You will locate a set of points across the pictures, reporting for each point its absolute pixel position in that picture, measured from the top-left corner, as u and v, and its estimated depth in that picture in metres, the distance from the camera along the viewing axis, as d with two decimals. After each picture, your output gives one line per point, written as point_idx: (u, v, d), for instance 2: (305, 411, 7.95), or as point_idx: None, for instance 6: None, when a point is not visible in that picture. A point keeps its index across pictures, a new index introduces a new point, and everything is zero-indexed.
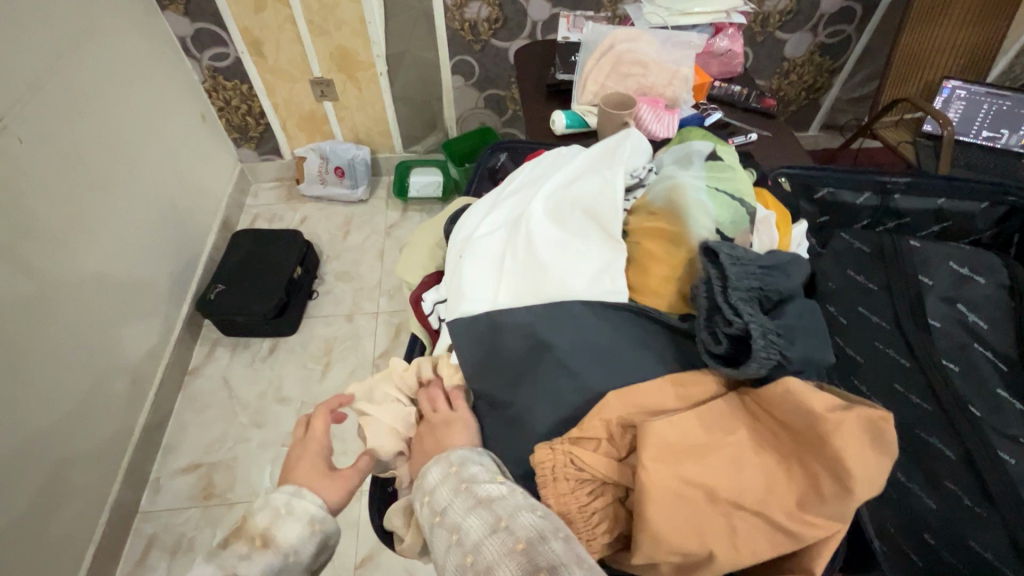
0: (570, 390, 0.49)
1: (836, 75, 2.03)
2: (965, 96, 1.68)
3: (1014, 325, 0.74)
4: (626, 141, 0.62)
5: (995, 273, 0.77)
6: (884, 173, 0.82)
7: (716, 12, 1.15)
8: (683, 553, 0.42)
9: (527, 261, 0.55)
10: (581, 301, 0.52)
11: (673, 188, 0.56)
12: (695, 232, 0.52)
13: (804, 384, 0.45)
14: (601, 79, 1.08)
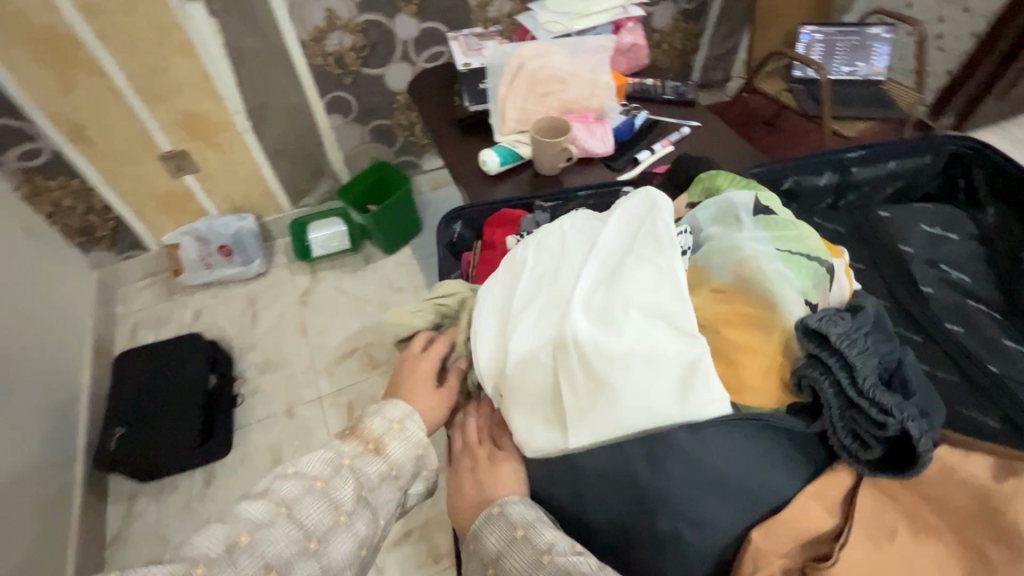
0: (705, 541, 0.43)
1: (702, 37, 2.11)
2: (822, 38, 1.80)
3: (991, 272, 0.77)
4: (658, 218, 0.54)
5: (963, 226, 0.80)
6: (840, 150, 0.81)
7: (612, 9, 1.08)
8: None
9: (591, 387, 0.46)
10: (679, 424, 0.44)
11: (739, 261, 0.50)
12: (788, 303, 0.48)
13: (947, 451, 0.44)
14: (521, 103, 0.99)
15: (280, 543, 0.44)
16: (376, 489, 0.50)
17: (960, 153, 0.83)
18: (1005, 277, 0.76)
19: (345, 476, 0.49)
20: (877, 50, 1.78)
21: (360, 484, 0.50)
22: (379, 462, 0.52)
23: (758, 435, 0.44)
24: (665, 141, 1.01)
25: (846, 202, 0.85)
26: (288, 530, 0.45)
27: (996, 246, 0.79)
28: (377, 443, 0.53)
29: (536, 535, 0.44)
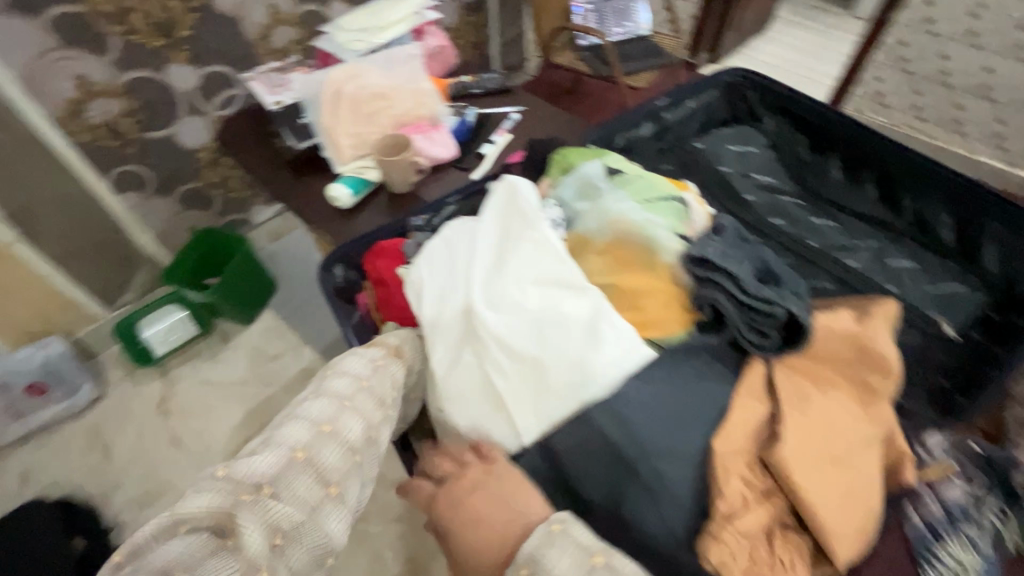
0: (680, 473, 0.47)
1: (488, 26, 2.26)
2: (592, 9, 2.07)
3: (786, 170, 0.94)
4: (525, 199, 0.62)
5: (756, 138, 0.95)
6: (651, 101, 0.92)
7: (410, 14, 1.07)
8: (853, 515, 0.49)
9: (526, 365, 0.54)
10: (607, 363, 0.52)
11: (614, 221, 0.60)
12: (664, 246, 0.58)
13: (824, 316, 0.54)
14: (350, 128, 0.94)
15: (273, 461, 0.47)
16: (344, 403, 0.55)
17: (734, 82, 0.99)
18: (795, 172, 0.94)
19: (309, 403, 0.54)
20: (637, 10, 2.07)
21: (328, 404, 0.55)
22: (339, 386, 0.57)
23: (681, 358, 0.52)
24: (501, 131, 1.04)
25: (668, 144, 0.97)
26: (274, 451, 0.48)
27: (782, 148, 0.96)
28: (332, 379, 0.58)
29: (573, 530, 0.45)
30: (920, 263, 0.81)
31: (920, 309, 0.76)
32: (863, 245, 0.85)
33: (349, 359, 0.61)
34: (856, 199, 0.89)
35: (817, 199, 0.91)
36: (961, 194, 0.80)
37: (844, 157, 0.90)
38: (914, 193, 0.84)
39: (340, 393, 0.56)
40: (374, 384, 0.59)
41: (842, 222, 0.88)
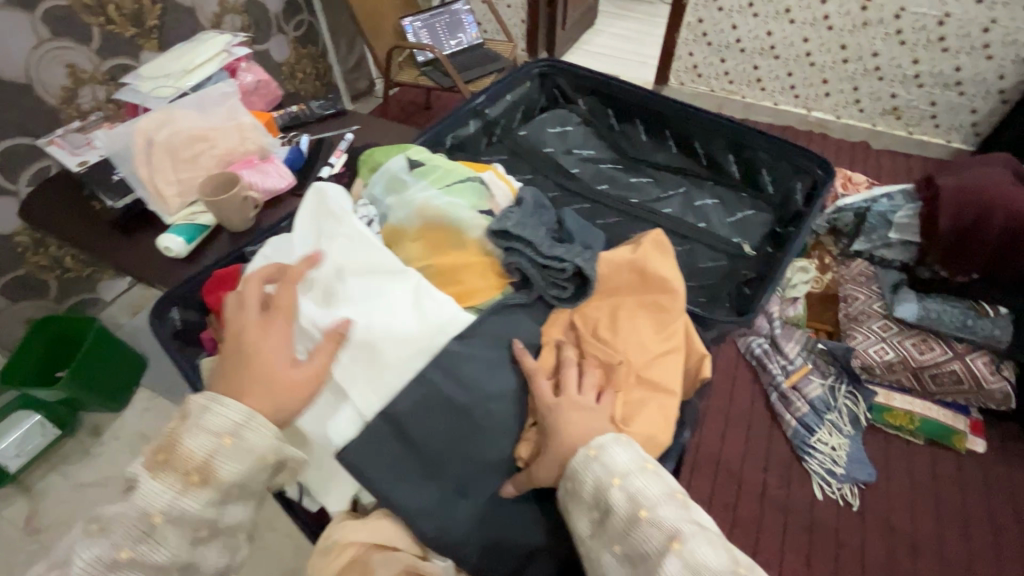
0: (503, 407, 0.64)
1: (327, 56, 2.30)
2: (422, 25, 2.12)
3: (603, 139, 1.05)
4: (343, 209, 0.74)
5: (571, 119, 1.05)
6: (469, 100, 0.98)
7: (216, 55, 1.07)
8: (652, 403, 0.65)
9: (363, 348, 0.65)
10: (430, 329, 0.66)
11: (423, 209, 0.75)
12: (465, 226, 0.74)
13: (614, 254, 0.70)
14: (173, 176, 0.91)
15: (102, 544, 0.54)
16: (189, 481, 0.57)
17: (544, 71, 1.08)
18: (610, 140, 1.04)
19: (157, 476, 0.57)
20: (465, 22, 2.18)
21: (172, 482, 0.56)
22: (178, 466, 0.57)
23: (502, 316, 0.68)
24: (337, 153, 1.06)
25: (497, 136, 1.04)
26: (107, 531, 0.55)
27: (595, 125, 1.07)
28: (172, 453, 0.57)
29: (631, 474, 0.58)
30: (719, 201, 0.95)
31: (722, 240, 0.89)
32: (674, 194, 0.97)
33: (196, 419, 0.58)
34: (663, 157, 1.02)
35: (633, 160, 1.03)
36: (737, 137, 0.93)
37: (645, 120, 1.03)
38: (704, 142, 0.98)
39: (176, 480, 0.56)
40: (218, 465, 0.57)
41: (655, 177, 1.00)
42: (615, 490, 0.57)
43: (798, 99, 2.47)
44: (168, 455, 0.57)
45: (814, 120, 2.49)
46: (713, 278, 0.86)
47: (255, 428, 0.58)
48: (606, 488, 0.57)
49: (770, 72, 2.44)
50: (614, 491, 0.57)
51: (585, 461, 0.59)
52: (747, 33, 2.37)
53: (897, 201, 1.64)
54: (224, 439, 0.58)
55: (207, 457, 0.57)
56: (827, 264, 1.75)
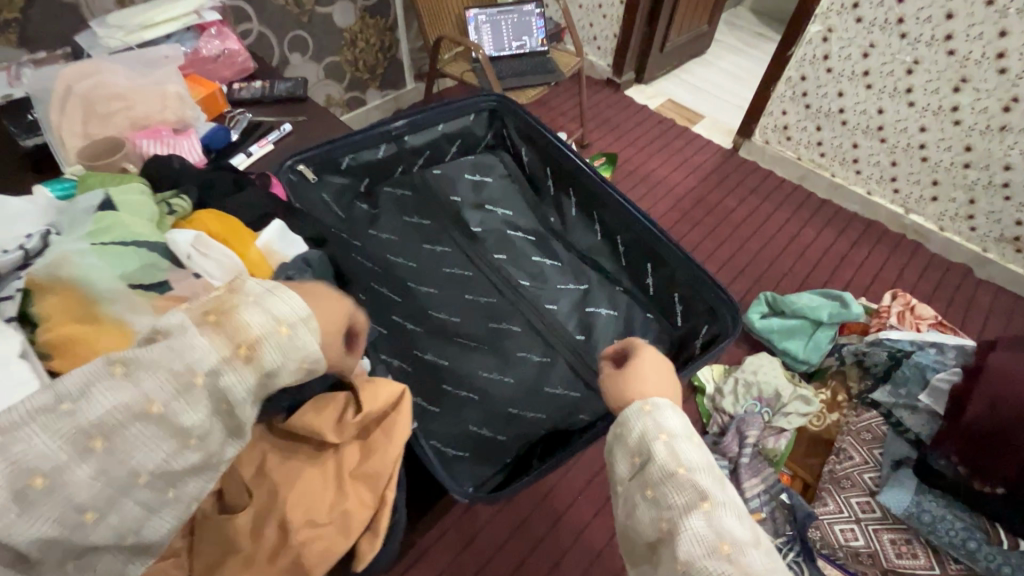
0: None
1: (395, 31, 2.29)
2: (486, 20, 2.02)
3: (524, 203, 1.05)
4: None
5: (496, 173, 1.06)
6: (385, 122, 0.96)
7: (184, 16, 1.06)
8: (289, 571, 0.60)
9: None
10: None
11: (49, 245, 0.59)
12: (70, 268, 0.55)
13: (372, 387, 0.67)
14: (80, 129, 0.90)
15: (106, 403, 0.39)
16: (260, 357, 0.44)
17: (494, 111, 1.06)
18: (529, 207, 1.04)
19: (189, 342, 0.43)
20: (534, 24, 2.06)
21: (217, 355, 0.43)
22: (227, 334, 0.44)
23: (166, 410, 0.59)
24: (262, 142, 1.02)
25: (412, 163, 1.03)
26: (128, 387, 0.40)
27: (526, 183, 1.07)
28: (229, 319, 0.44)
29: (683, 446, 0.56)
30: (615, 314, 0.94)
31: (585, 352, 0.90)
32: (567, 290, 0.96)
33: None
34: (583, 241, 1.01)
35: (546, 234, 1.02)
36: (658, 253, 0.92)
37: (577, 197, 1.00)
38: (624, 240, 0.96)
39: (220, 346, 0.43)
40: (266, 353, 0.45)
41: (563, 262, 0.99)
42: (659, 442, 0.56)
43: (897, 195, 2.08)
44: (219, 322, 0.44)
45: (910, 225, 2.08)
46: (545, 397, 0.85)
47: (312, 330, 0.47)
48: (652, 440, 0.56)
49: (870, 156, 2.06)
50: (661, 444, 0.56)
51: (637, 413, 0.59)
52: (853, 104, 2.01)
53: (948, 357, 1.34)
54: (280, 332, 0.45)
55: (257, 339, 0.44)
56: (836, 402, 1.51)
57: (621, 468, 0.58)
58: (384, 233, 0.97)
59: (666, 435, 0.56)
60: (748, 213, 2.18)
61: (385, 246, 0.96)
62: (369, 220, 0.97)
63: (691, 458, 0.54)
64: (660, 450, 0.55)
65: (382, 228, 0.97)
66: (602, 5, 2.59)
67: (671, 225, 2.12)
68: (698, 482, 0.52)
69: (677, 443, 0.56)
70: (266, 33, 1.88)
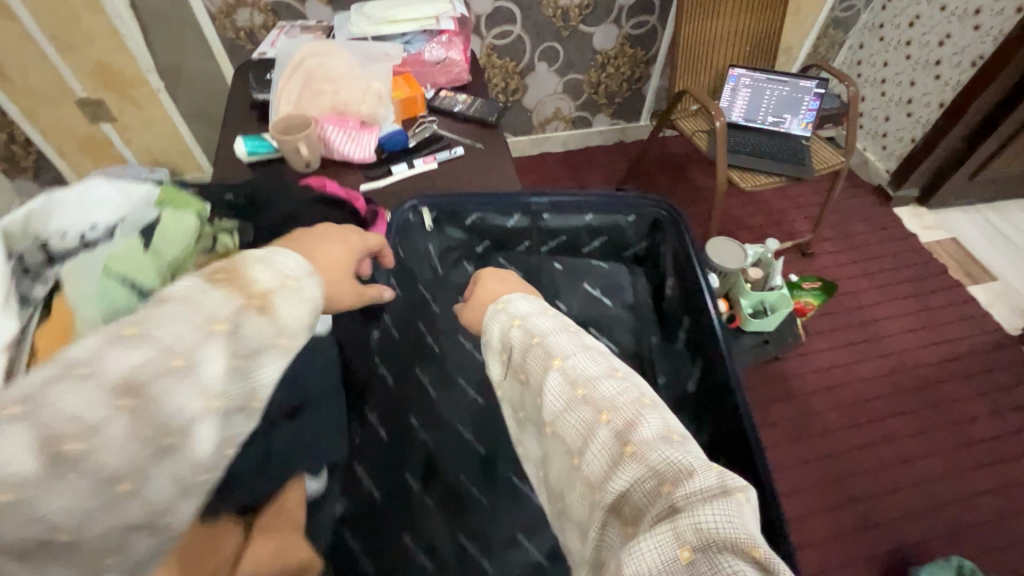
0: None
1: (651, 66, 2.15)
2: (750, 84, 1.76)
3: (632, 341, 1.02)
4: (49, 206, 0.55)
5: (622, 297, 1.06)
6: (528, 198, 0.98)
7: (424, 18, 1.09)
8: None
9: None
10: None
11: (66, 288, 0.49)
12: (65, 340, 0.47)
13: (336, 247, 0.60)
14: (295, 98, 0.99)
15: (105, 387, 0.36)
16: (238, 365, 0.42)
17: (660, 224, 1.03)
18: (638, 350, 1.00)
19: (155, 326, 0.40)
20: (805, 104, 1.72)
21: (153, 348, 0.39)
22: (239, 286, 0.45)
23: None
24: (429, 158, 1.01)
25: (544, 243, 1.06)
26: (120, 361, 0.37)
27: (650, 313, 1.05)
28: (237, 274, 0.46)
29: (570, 335, 0.60)
30: None
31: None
32: None
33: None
34: None
35: None
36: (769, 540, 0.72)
37: (698, 374, 0.91)
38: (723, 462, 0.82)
39: (238, 296, 0.44)
40: (279, 304, 0.46)
41: None
42: (527, 342, 0.60)
43: None
44: (227, 279, 0.45)
45: None
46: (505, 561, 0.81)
47: (315, 292, 0.50)
48: (527, 342, 0.60)
49: None
50: (530, 344, 0.59)
51: (495, 316, 0.65)
52: None
53: None
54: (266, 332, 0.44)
55: (267, 294, 0.46)
56: None
57: (495, 368, 0.64)
58: None
59: (537, 337, 0.60)
60: (993, 433, 1.59)
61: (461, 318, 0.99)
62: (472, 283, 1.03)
63: (580, 362, 0.56)
64: (530, 352, 0.59)
65: None
66: (912, 102, 2.07)
67: (873, 395, 1.66)
68: (586, 364, 0.56)
69: (554, 340, 0.58)
70: (523, 39, 1.92)
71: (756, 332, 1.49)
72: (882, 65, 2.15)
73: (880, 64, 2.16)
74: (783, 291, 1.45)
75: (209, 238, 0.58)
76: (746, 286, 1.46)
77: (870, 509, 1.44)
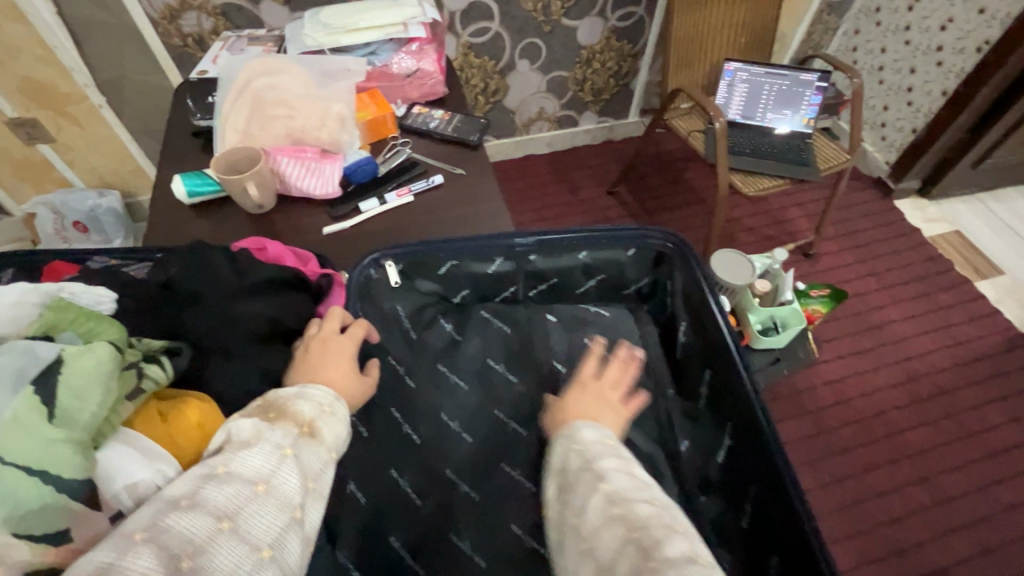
0: None
1: (639, 59, 2.02)
2: (748, 78, 1.64)
3: (651, 404, 0.84)
4: None
5: (633, 350, 0.88)
6: (510, 236, 0.84)
7: (390, 25, 0.95)
8: None
9: None
10: None
11: None
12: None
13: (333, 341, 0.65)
14: (242, 126, 0.84)
15: (187, 531, 0.42)
16: (279, 523, 0.47)
17: (663, 253, 0.90)
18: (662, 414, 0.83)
19: (218, 484, 0.46)
20: (806, 99, 1.61)
21: (211, 511, 0.44)
22: (291, 418, 0.54)
23: None
24: (402, 190, 0.88)
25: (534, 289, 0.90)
26: (197, 510, 0.44)
27: (665, 365, 0.90)
28: (285, 407, 0.54)
29: (618, 465, 0.55)
30: None
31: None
32: None
33: None
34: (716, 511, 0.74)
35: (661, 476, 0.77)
36: None
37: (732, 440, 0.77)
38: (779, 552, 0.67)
39: (292, 428, 0.53)
40: (325, 429, 0.55)
41: None
42: (580, 465, 0.55)
43: None
44: (278, 419, 0.53)
45: None
46: None
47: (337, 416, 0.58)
48: (580, 465, 0.55)
49: None
50: (587, 465, 0.55)
51: (560, 437, 0.60)
52: None
53: None
54: (308, 484, 0.51)
55: (312, 421, 0.55)
56: None
57: (549, 492, 0.57)
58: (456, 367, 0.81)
59: (589, 457, 0.56)
60: (1017, 443, 1.51)
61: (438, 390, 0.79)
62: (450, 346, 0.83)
63: (626, 485, 0.52)
64: (584, 473, 0.54)
65: (462, 358, 0.82)
66: (913, 89, 1.97)
67: (888, 405, 1.57)
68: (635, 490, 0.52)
69: (606, 463, 0.55)
70: (502, 36, 1.77)
71: (766, 350, 1.39)
72: (881, 52, 2.04)
73: (878, 51, 2.05)
74: (795, 305, 1.35)
75: (134, 371, 0.50)
76: (754, 300, 1.36)
77: (896, 536, 1.35)
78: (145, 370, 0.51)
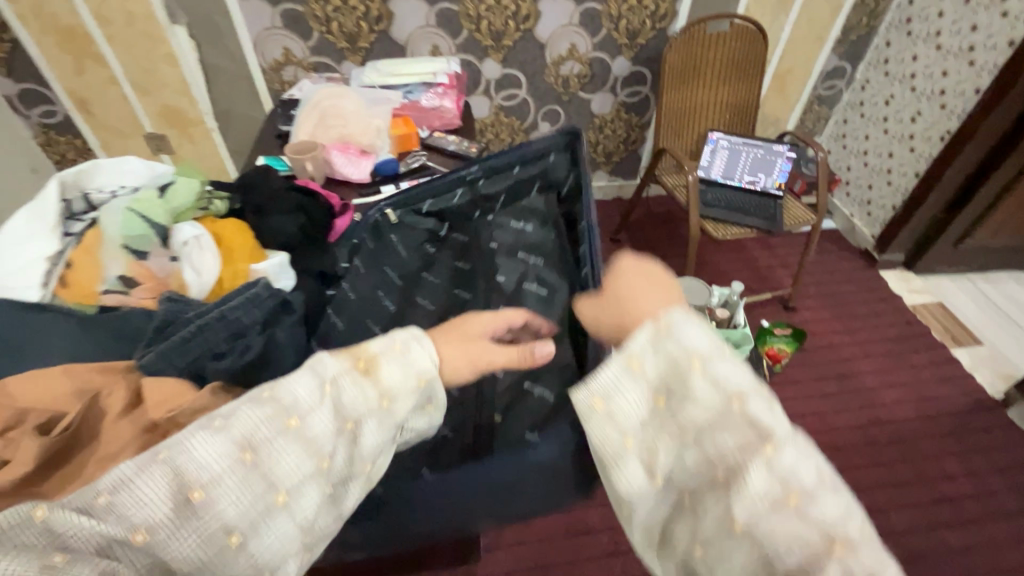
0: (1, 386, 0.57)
1: (645, 130, 2.38)
2: (728, 146, 1.94)
3: (561, 258, 0.96)
4: (97, 170, 0.81)
5: (541, 220, 1.01)
6: (459, 169, 1.00)
7: (425, 74, 1.35)
8: None
9: None
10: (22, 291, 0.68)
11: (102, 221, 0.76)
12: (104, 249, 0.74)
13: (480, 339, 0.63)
14: (310, 129, 1.21)
15: (209, 449, 0.46)
16: (301, 466, 0.49)
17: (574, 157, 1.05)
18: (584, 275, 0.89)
19: (255, 406, 0.49)
20: (778, 165, 1.88)
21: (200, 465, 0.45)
22: (353, 351, 0.56)
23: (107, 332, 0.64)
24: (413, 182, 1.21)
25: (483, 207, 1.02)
26: (218, 434, 0.47)
27: (564, 227, 1.01)
28: (374, 364, 0.55)
29: (794, 471, 0.45)
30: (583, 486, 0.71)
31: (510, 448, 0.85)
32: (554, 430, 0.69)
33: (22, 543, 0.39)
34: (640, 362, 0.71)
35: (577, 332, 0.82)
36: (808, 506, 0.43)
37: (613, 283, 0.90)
38: None
39: (351, 363, 0.54)
40: (383, 368, 0.55)
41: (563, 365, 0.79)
42: (764, 457, 0.45)
43: None
44: (361, 366, 0.55)
45: None
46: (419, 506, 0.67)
47: (426, 358, 0.58)
48: (762, 461, 0.45)
49: None
50: (766, 463, 0.45)
51: (734, 418, 0.47)
52: None
53: None
54: (342, 428, 0.51)
55: (375, 357, 0.56)
56: None
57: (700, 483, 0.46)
58: (400, 248, 0.96)
59: (773, 454, 0.45)
60: (970, 494, 1.57)
61: (387, 261, 0.94)
62: (394, 236, 0.97)
63: (807, 496, 0.44)
64: (764, 469, 0.44)
65: (405, 239, 0.97)
66: (892, 171, 2.21)
67: (846, 444, 1.68)
68: (805, 504, 0.44)
69: (794, 466, 0.45)
70: (528, 101, 2.18)
71: None
72: (864, 138, 2.31)
73: (862, 138, 2.32)
74: (745, 329, 1.55)
75: (207, 203, 0.87)
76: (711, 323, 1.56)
77: None
78: (212, 205, 0.88)
